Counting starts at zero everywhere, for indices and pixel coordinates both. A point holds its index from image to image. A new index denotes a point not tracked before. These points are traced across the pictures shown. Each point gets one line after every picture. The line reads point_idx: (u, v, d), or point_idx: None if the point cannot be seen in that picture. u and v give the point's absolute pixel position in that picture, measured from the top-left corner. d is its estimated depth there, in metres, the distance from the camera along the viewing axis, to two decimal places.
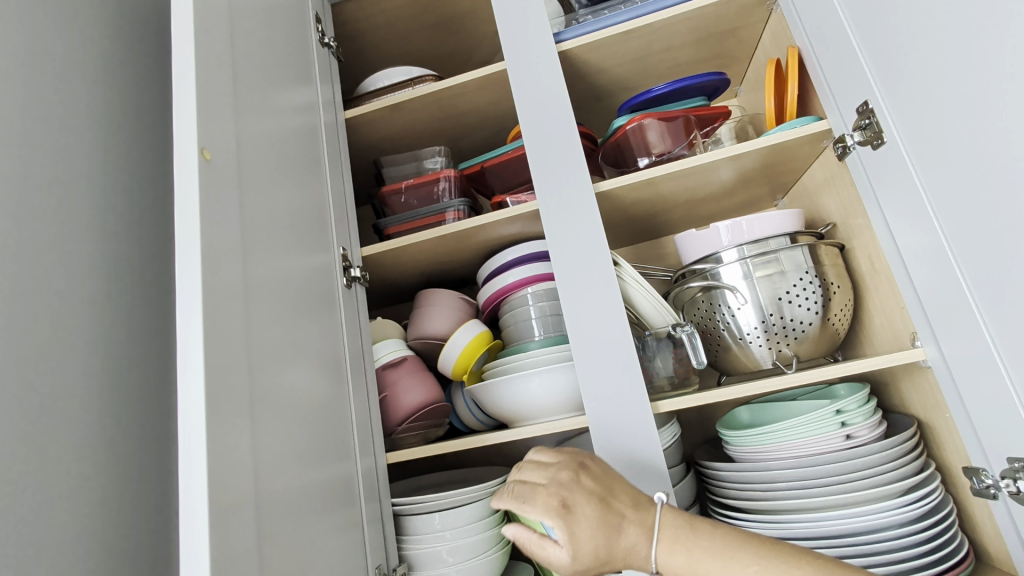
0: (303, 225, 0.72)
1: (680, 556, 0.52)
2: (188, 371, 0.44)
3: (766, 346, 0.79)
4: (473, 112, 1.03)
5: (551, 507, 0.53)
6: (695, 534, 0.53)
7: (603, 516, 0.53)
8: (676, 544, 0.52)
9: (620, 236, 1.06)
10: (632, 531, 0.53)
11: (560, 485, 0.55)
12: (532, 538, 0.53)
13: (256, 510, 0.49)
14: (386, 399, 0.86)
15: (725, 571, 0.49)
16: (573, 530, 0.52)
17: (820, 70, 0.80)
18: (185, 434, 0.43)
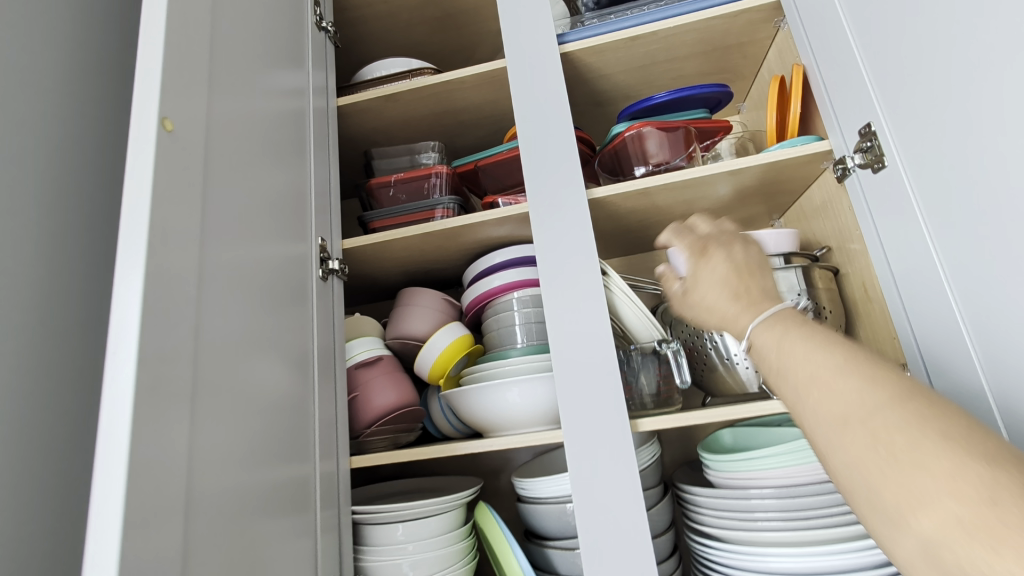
0: (278, 212, 0.69)
1: (774, 333, 0.42)
2: (118, 357, 0.39)
3: (753, 369, 0.76)
4: (470, 109, 1.00)
5: (702, 259, 0.51)
6: (801, 327, 0.42)
7: (735, 273, 0.49)
8: (777, 324, 0.43)
9: (612, 246, 1.03)
10: (741, 301, 0.47)
11: (716, 235, 0.53)
12: (670, 276, 0.55)
13: (192, 513, 0.45)
14: (356, 399, 0.82)
15: (831, 368, 0.37)
16: (708, 267, 0.50)
17: (823, 90, 0.78)
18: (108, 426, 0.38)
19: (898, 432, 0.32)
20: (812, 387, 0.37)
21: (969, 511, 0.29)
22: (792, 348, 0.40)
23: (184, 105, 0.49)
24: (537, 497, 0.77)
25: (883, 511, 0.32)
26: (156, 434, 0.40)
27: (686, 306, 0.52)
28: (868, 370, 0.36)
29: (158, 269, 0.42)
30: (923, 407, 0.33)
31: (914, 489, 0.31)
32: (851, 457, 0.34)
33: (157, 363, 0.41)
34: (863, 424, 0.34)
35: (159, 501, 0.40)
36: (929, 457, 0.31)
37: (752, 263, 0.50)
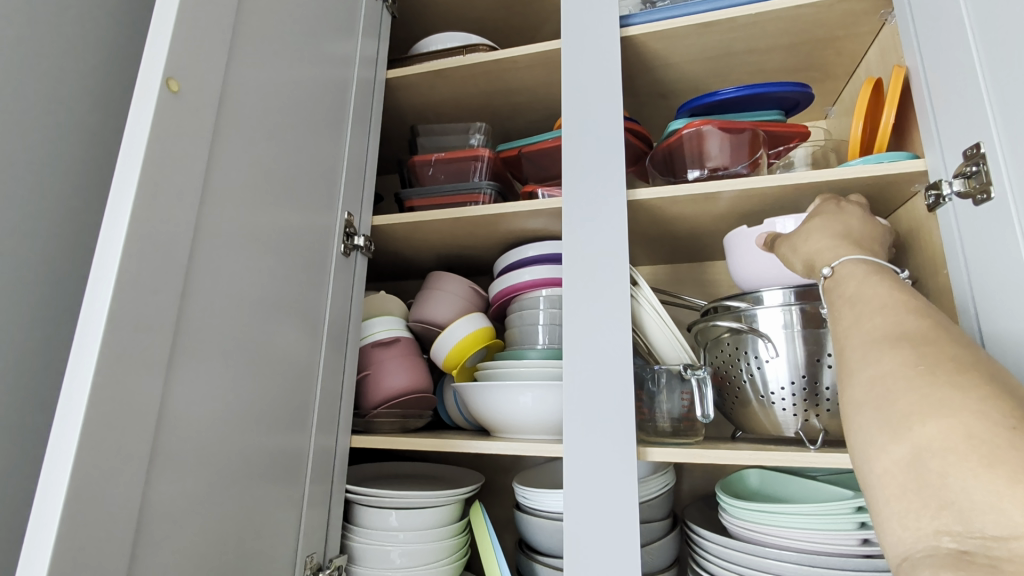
0: (305, 180, 0.68)
1: (858, 265, 0.52)
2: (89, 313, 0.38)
3: (792, 412, 0.67)
4: (522, 91, 0.94)
5: (850, 222, 0.59)
6: (882, 272, 0.51)
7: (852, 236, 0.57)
8: (865, 265, 0.52)
9: (657, 251, 0.95)
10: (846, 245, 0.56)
11: (863, 228, 0.59)
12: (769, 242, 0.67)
13: (158, 480, 0.45)
14: (367, 377, 0.82)
15: (894, 308, 0.45)
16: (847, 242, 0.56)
17: (927, 100, 0.65)
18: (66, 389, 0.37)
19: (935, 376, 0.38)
20: (873, 309, 0.46)
21: (978, 441, 0.34)
22: (870, 280, 0.49)
23: (198, 66, 0.48)
24: (533, 509, 0.73)
25: (889, 423, 0.38)
26: (123, 398, 0.40)
27: (791, 255, 0.61)
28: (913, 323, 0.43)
29: (142, 234, 0.42)
30: (965, 357, 0.39)
31: (940, 411, 0.36)
32: (880, 372, 0.41)
33: (138, 327, 0.41)
34: (895, 341, 0.42)
35: (123, 461, 0.40)
36: (958, 401, 0.36)
37: (878, 262, 0.52)
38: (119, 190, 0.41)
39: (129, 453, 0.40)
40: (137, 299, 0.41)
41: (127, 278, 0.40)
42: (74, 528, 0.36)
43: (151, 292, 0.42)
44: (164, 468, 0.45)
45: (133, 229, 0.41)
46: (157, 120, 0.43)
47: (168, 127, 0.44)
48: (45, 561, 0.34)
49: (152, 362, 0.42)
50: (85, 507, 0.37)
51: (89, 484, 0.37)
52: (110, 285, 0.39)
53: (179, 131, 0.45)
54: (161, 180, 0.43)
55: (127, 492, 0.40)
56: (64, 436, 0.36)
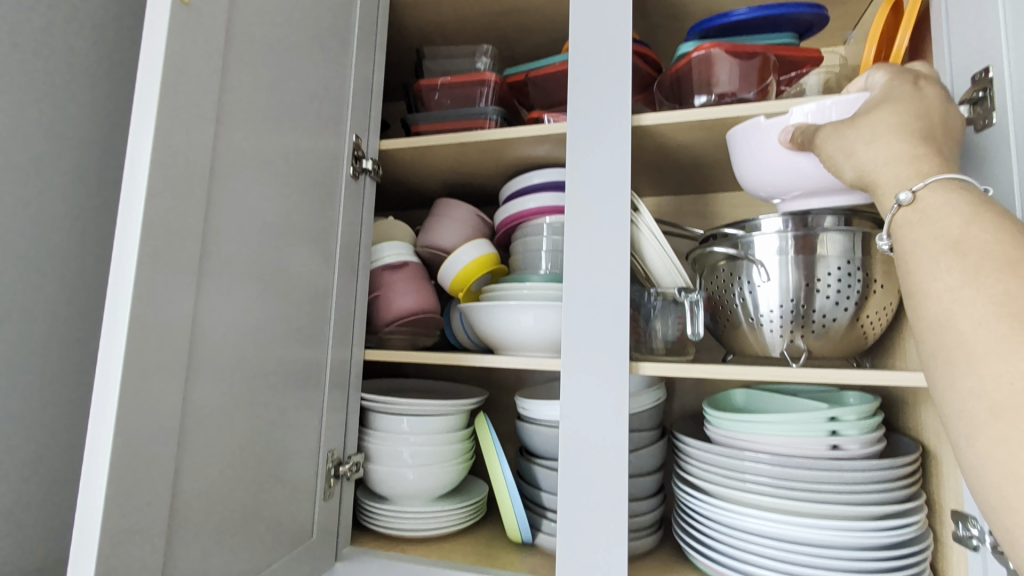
0: (312, 102, 0.69)
1: (946, 192, 0.43)
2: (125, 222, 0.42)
3: (780, 333, 0.71)
4: (531, 11, 0.92)
5: (918, 117, 0.50)
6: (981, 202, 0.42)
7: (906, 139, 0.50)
8: (955, 193, 0.43)
9: (662, 181, 0.96)
10: (921, 150, 0.48)
11: (936, 124, 0.51)
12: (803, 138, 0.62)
13: (195, 376, 0.50)
14: (378, 298, 0.86)
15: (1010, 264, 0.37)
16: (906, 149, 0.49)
17: (944, 23, 0.64)
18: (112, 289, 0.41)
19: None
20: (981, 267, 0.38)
21: None
22: (973, 220, 0.40)
23: None
24: (532, 418, 0.80)
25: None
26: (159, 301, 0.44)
27: (841, 160, 0.54)
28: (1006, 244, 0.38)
29: (165, 149, 0.44)
30: None
31: None
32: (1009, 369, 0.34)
33: (167, 236, 0.45)
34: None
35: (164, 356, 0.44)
36: None
37: (962, 177, 0.44)
38: (141, 107, 0.44)
39: (169, 346, 0.46)
40: (165, 210, 0.45)
41: (154, 190, 0.44)
42: (129, 403, 0.42)
43: (177, 203, 0.46)
44: (203, 364, 0.51)
45: (156, 144, 0.44)
46: (170, 35, 0.45)
47: (180, 43, 0.46)
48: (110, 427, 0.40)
49: (183, 268, 0.47)
50: (137, 387, 0.43)
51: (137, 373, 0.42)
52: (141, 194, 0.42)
53: (190, 46, 0.47)
54: (178, 97, 0.46)
55: (170, 380, 0.46)
56: (116, 326, 0.41)
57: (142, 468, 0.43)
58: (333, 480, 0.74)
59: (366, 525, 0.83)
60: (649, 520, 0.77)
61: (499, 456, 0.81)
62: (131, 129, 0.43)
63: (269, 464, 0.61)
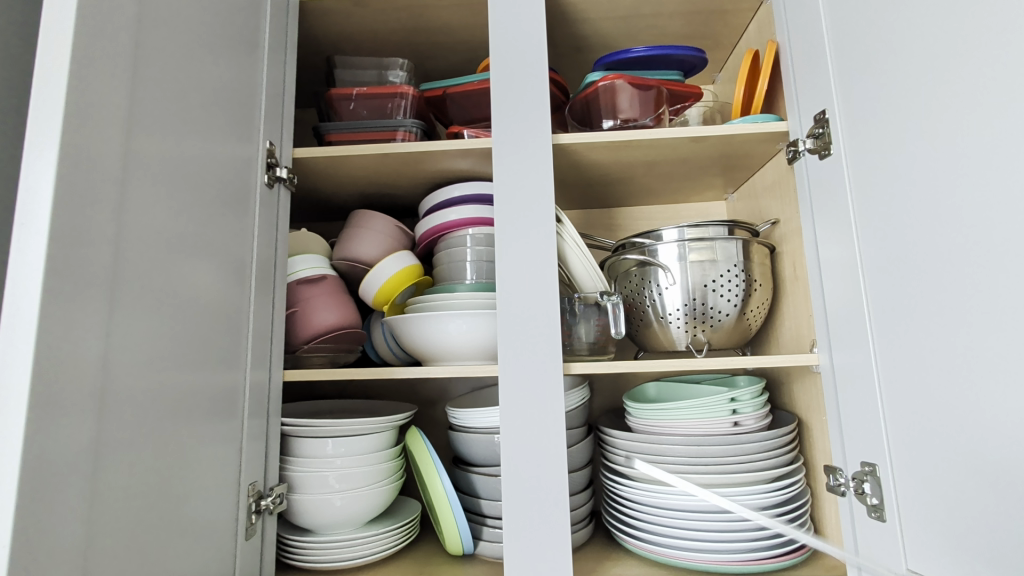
0: (224, 106, 0.63)
1: None
2: (28, 235, 0.35)
3: (685, 329, 0.81)
4: (444, 30, 0.93)
5: None
6: None
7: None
8: None
9: (573, 197, 1.02)
10: None
11: None
12: None
13: (103, 409, 0.42)
14: (295, 314, 0.81)
15: None
16: None
17: (792, 72, 0.77)
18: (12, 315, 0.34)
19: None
20: None
21: None
22: None
23: None
24: (467, 426, 0.81)
25: None
26: (71, 324, 0.38)
27: None
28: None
29: (77, 150, 0.38)
30: None
31: None
32: None
33: (71, 243, 0.38)
34: None
35: (74, 396, 0.38)
36: None
37: None
38: (43, 96, 0.37)
39: (76, 383, 0.38)
40: (76, 214, 0.38)
41: (66, 200, 0.38)
42: (38, 439, 0.35)
43: (88, 205, 0.39)
44: (120, 394, 0.44)
45: (68, 132, 0.38)
46: (80, 22, 0.39)
47: (90, 33, 0.40)
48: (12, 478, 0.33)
49: (94, 285, 0.40)
50: (44, 427, 0.35)
51: (44, 414, 0.35)
52: (45, 212, 0.36)
53: (102, 35, 0.41)
54: (86, 86, 0.39)
55: (76, 418, 0.38)
56: (15, 360, 0.34)
57: (48, 521, 0.36)
58: (256, 518, 0.67)
59: (291, 564, 0.76)
60: (582, 514, 0.82)
61: (438, 469, 0.77)
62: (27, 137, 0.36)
63: (190, 509, 0.54)
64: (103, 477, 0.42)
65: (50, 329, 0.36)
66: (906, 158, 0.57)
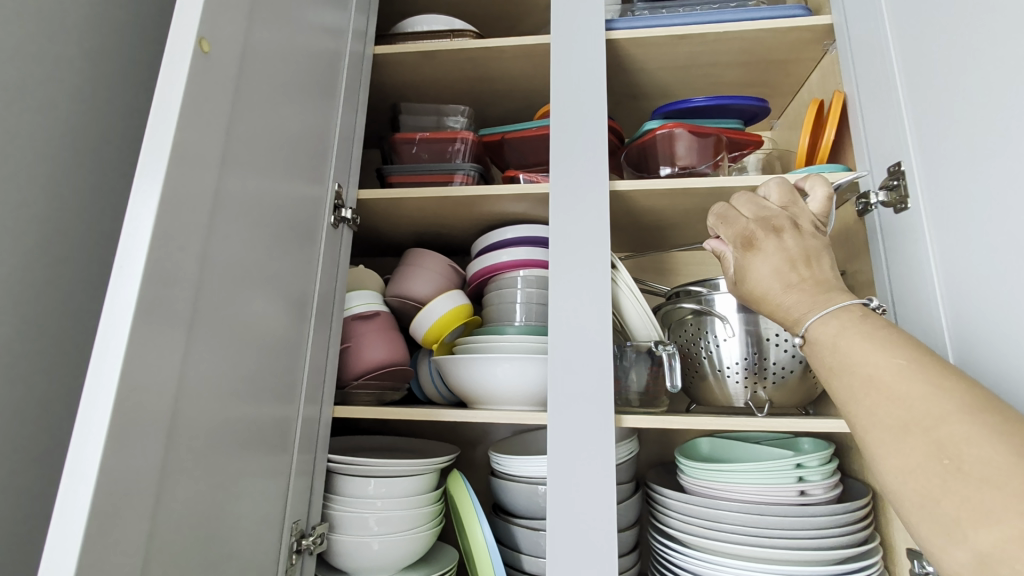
0: (300, 151, 0.67)
1: None
2: (123, 274, 0.38)
3: (743, 384, 0.76)
4: (505, 79, 0.97)
5: None
6: None
7: (793, 262, 0.55)
8: None
9: (626, 241, 1.01)
10: None
11: None
12: None
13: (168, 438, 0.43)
14: (347, 350, 0.83)
15: None
16: None
17: (861, 123, 0.75)
18: (102, 346, 0.36)
19: (961, 483, 0.38)
20: None
21: None
22: None
23: (224, 30, 0.47)
24: (511, 474, 0.78)
25: None
26: (151, 354, 0.39)
27: None
28: (959, 389, 0.41)
29: (173, 196, 0.41)
30: None
31: None
32: None
33: (159, 282, 0.40)
34: None
35: (147, 427, 0.39)
36: None
37: None
38: (152, 147, 0.40)
39: (149, 416, 0.39)
40: (165, 255, 0.40)
41: (158, 241, 0.40)
42: (110, 473, 0.36)
43: (177, 247, 0.42)
44: (183, 428, 0.45)
45: (168, 180, 0.40)
46: (191, 81, 0.42)
47: (199, 89, 0.43)
48: (81, 514, 0.34)
49: (173, 321, 0.42)
50: (117, 460, 0.36)
51: (119, 446, 0.36)
52: (142, 253, 0.38)
53: (208, 91, 0.45)
54: (189, 137, 0.43)
55: (146, 450, 0.39)
56: (99, 395, 0.35)
57: (110, 557, 0.36)
58: (297, 559, 0.65)
59: None
60: None
61: (479, 518, 0.75)
62: (133, 184, 0.39)
63: (237, 543, 0.54)
64: (159, 510, 0.42)
65: (134, 361, 0.37)
66: (997, 217, 0.53)
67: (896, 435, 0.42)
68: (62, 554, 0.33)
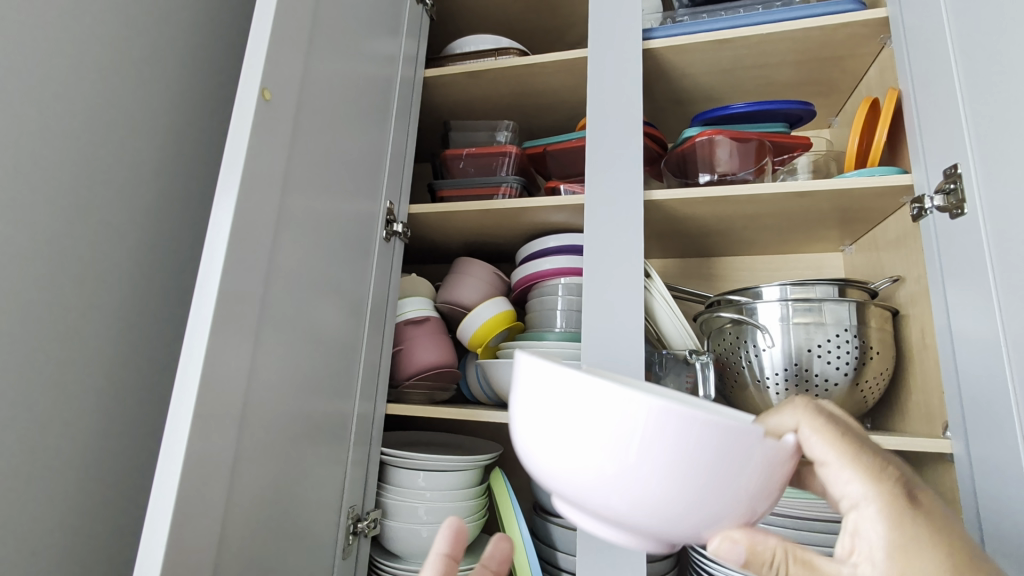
0: (355, 173, 0.75)
1: None
2: (203, 294, 0.45)
3: (785, 395, 0.75)
4: (548, 92, 1.00)
5: None
6: None
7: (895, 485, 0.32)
8: None
9: (670, 246, 1.01)
10: None
11: None
12: None
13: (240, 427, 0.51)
14: (400, 352, 0.90)
15: None
16: None
17: (917, 121, 0.70)
18: (187, 352, 0.44)
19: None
20: None
21: None
22: None
23: (283, 77, 0.55)
24: None
25: None
26: (227, 357, 0.47)
27: None
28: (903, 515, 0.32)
29: (241, 222, 0.48)
30: None
31: None
32: None
33: (232, 300, 0.47)
34: None
35: (224, 418, 0.47)
36: None
37: None
38: (224, 187, 0.48)
39: (222, 408, 0.46)
40: (237, 273, 0.48)
41: (232, 262, 0.47)
42: (195, 454, 0.44)
43: (246, 266, 0.49)
44: (253, 419, 0.53)
45: (237, 210, 0.48)
46: (254, 126, 0.50)
47: (261, 132, 0.51)
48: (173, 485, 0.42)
49: (243, 330, 0.49)
50: (196, 444, 0.44)
51: (202, 433, 0.44)
52: (215, 275, 0.46)
53: (270, 134, 0.52)
54: (255, 176, 0.50)
55: (223, 436, 0.47)
56: (185, 388, 0.43)
57: (195, 523, 0.44)
58: (352, 538, 0.73)
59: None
60: None
61: (514, 510, 0.80)
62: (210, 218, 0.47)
63: (300, 520, 0.62)
64: (233, 487, 0.51)
65: (212, 364, 0.45)
66: None
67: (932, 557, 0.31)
68: (160, 516, 0.41)
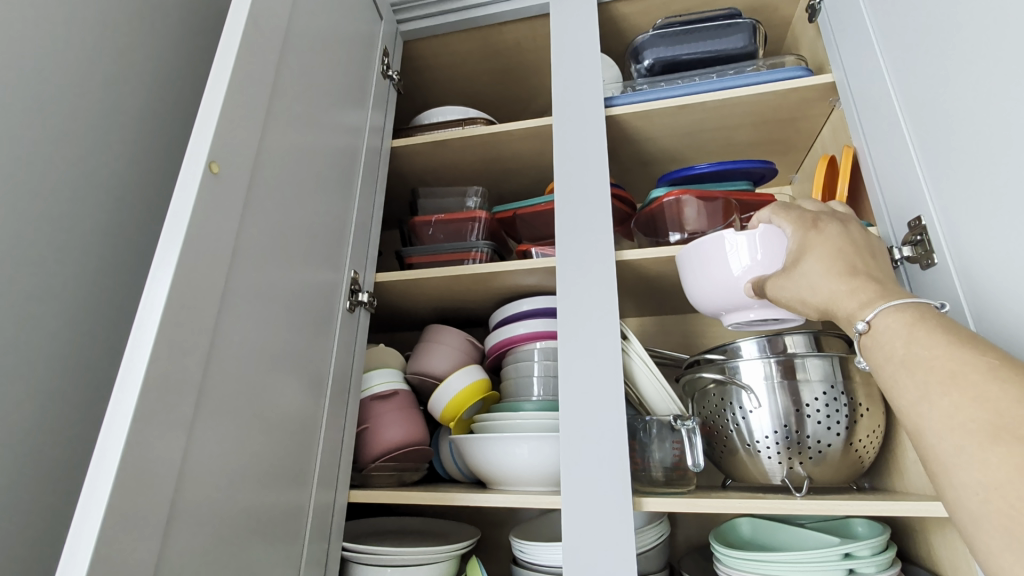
0: (317, 243, 0.72)
1: None
2: (124, 386, 0.40)
3: (778, 459, 0.70)
4: (516, 158, 1.02)
5: None
6: None
7: (821, 237, 0.55)
8: None
9: (646, 305, 0.99)
10: None
11: None
12: None
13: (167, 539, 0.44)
14: (366, 431, 0.83)
15: None
16: None
17: (875, 177, 0.72)
18: (100, 456, 0.38)
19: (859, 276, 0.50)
20: None
21: None
22: None
23: (236, 149, 0.53)
24: (532, 564, 0.74)
25: None
26: (151, 458, 0.41)
27: None
28: (814, 241, 0.55)
29: (179, 301, 0.44)
30: None
31: None
32: None
33: (162, 390, 0.42)
34: None
35: (143, 532, 0.40)
36: None
37: None
38: (160, 265, 0.44)
39: (143, 519, 0.40)
40: (171, 359, 0.43)
41: (165, 342, 0.43)
42: None
43: (183, 349, 0.44)
44: (183, 527, 0.46)
45: (174, 287, 0.44)
46: (200, 198, 0.47)
47: (206, 204, 0.48)
48: None
49: (175, 422, 0.43)
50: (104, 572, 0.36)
51: (112, 555, 0.37)
52: (141, 363, 0.40)
53: (218, 206, 0.50)
54: (196, 252, 0.46)
55: (141, 556, 0.40)
56: (94, 497, 0.37)
57: None
58: None
59: None
60: None
61: None
62: (141, 301, 0.42)
63: None
64: None
65: (131, 468, 0.39)
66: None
67: (826, 264, 0.53)
68: None
